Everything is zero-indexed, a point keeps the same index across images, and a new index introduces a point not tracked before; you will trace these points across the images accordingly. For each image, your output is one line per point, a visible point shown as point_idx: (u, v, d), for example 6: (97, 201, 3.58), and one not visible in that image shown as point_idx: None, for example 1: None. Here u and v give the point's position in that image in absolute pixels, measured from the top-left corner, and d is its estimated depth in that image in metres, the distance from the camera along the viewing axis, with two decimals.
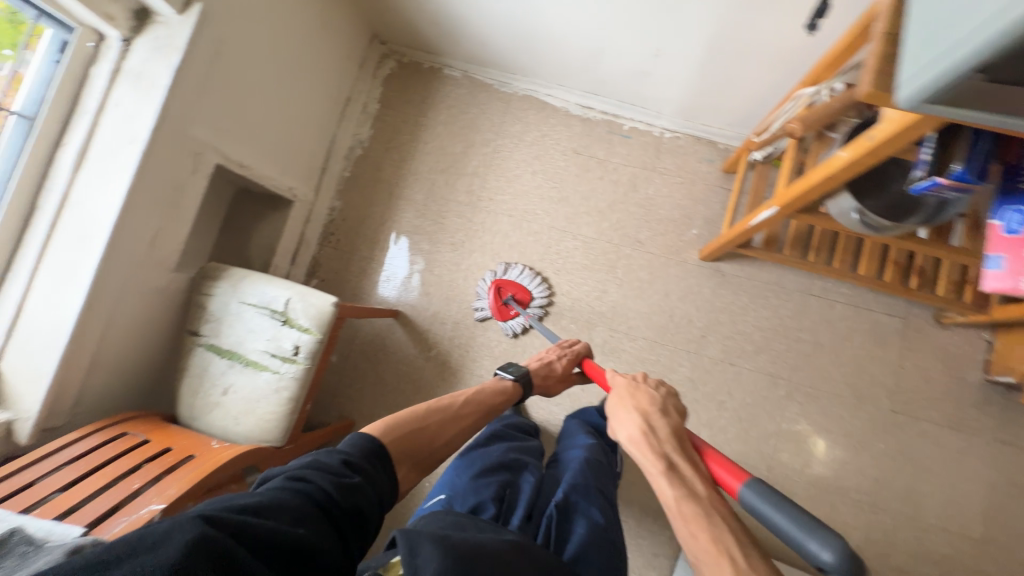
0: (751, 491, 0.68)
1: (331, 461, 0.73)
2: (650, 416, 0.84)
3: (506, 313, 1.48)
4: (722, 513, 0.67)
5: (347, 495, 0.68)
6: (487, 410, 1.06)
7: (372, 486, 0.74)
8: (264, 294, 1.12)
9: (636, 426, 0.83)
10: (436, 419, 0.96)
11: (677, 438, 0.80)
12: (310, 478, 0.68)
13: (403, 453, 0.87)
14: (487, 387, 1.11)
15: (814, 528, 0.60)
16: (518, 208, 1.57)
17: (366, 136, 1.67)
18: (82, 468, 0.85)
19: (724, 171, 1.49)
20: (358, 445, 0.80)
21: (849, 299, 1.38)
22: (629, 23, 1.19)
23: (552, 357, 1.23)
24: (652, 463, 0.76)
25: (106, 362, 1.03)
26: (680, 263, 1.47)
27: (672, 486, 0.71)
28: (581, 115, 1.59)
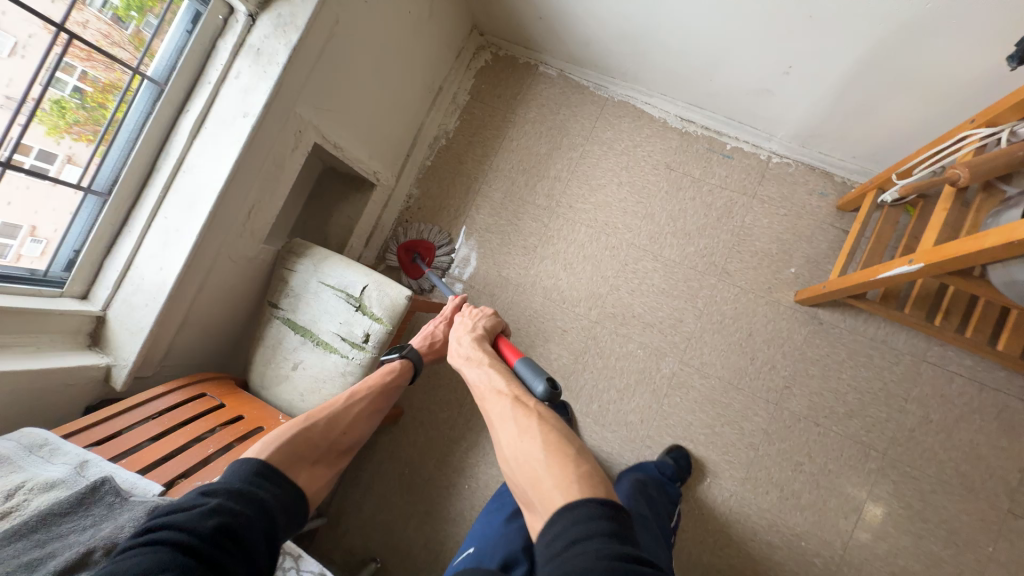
0: (517, 360, 0.91)
1: (186, 497, 0.66)
2: (462, 326, 1.07)
3: (417, 271, 1.54)
4: (495, 368, 0.89)
5: (209, 523, 0.62)
6: (381, 394, 0.99)
7: (250, 508, 0.68)
8: (342, 276, 1.13)
9: (454, 336, 1.05)
10: (324, 420, 0.90)
11: (476, 334, 1.02)
12: (163, 523, 0.61)
13: (292, 457, 0.81)
14: (374, 375, 1.02)
15: (541, 374, 0.85)
16: (599, 219, 1.49)
17: (452, 127, 1.66)
18: (165, 424, 0.90)
19: (838, 208, 1.33)
20: (232, 471, 0.74)
21: (974, 375, 1.20)
22: (763, 32, 1.07)
23: (433, 328, 1.15)
24: (455, 356, 0.99)
25: (193, 323, 1.07)
26: (771, 303, 1.34)
27: (469, 365, 0.94)
28: (680, 128, 1.48)
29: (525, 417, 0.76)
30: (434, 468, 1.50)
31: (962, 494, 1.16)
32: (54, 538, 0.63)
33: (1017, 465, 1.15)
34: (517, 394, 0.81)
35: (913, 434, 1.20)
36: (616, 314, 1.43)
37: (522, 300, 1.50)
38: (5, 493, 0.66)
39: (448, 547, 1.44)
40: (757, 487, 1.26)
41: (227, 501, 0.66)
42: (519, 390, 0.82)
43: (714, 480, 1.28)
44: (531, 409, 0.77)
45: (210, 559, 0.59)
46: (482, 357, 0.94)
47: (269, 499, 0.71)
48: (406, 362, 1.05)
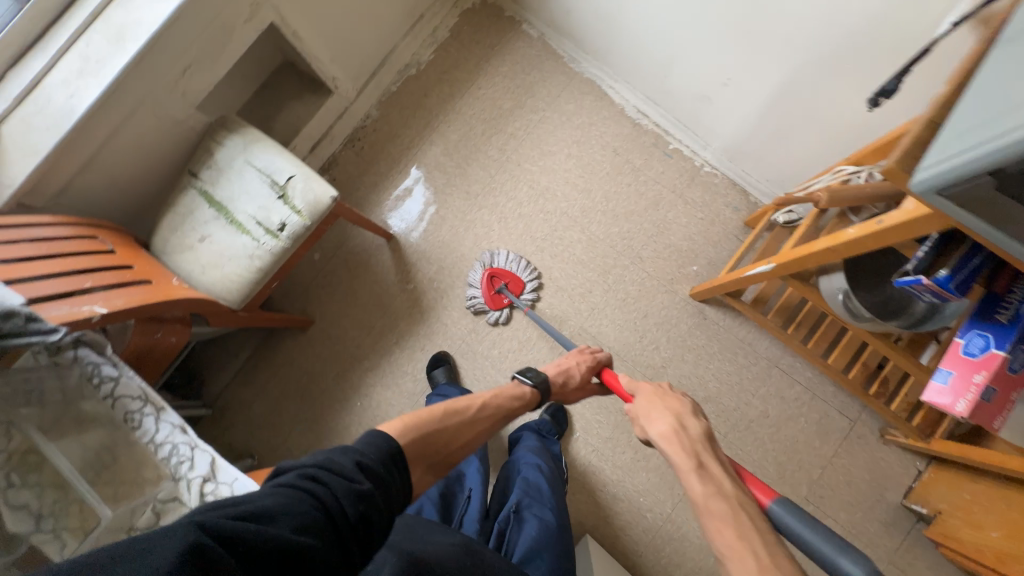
0: (779, 506, 0.72)
1: (346, 463, 0.65)
2: (686, 420, 0.85)
3: (500, 302, 1.48)
4: (752, 515, 0.68)
5: (358, 509, 0.61)
6: (498, 417, 0.99)
7: (387, 499, 0.66)
8: (271, 163, 1.13)
9: (667, 425, 0.83)
10: (453, 423, 0.90)
11: (708, 441, 0.81)
12: (323, 483, 0.62)
13: (421, 454, 0.82)
14: (505, 392, 1.04)
15: (842, 548, 0.66)
16: (541, 183, 1.57)
17: (425, 59, 1.66)
18: (39, 250, 0.86)
19: (745, 223, 1.49)
20: (377, 446, 0.70)
21: (810, 385, 1.41)
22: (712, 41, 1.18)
23: (573, 363, 1.20)
24: (681, 458, 0.77)
25: (99, 167, 1.04)
26: (669, 292, 1.49)
27: (701, 483, 0.72)
28: (633, 118, 1.58)
29: None
30: (332, 381, 1.53)
31: (775, 478, 1.37)
32: None
33: (821, 462, 1.38)
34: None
35: (751, 423, 1.40)
36: (535, 274, 1.52)
37: (453, 242, 1.57)
38: None
39: None
40: (616, 446, 1.42)
41: (374, 489, 0.65)
42: None
43: (581, 434, 1.44)
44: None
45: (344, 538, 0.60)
46: (723, 482, 0.73)
47: (400, 496, 0.69)
48: (533, 395, 1.08)
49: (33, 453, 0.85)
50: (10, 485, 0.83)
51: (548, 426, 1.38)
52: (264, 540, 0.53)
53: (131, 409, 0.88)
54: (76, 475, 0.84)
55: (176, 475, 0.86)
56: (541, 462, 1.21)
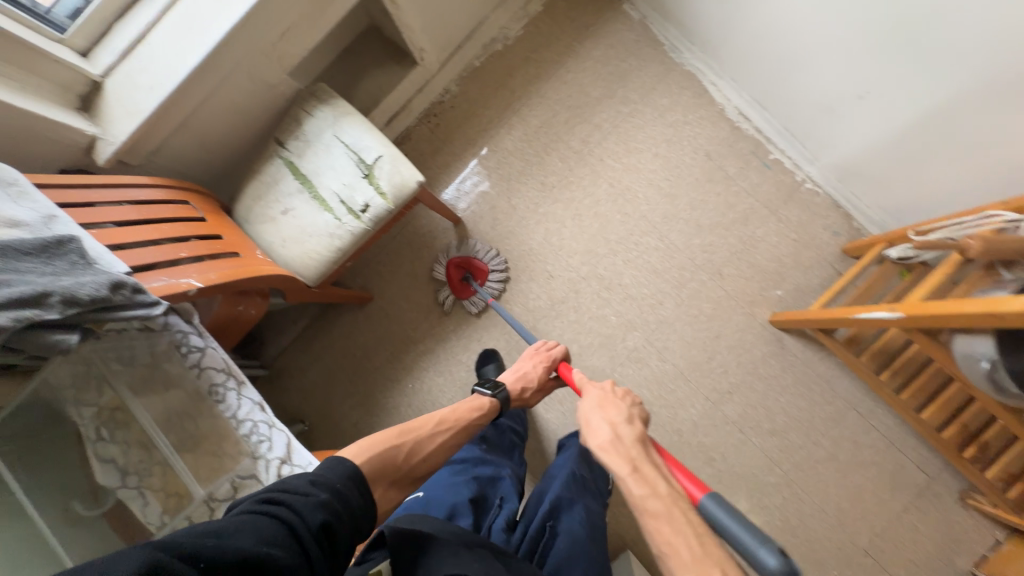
0: (710, 498, 0.72)
1: (300, 482, 0.68)
2: (619, 426, 0.86)
3: (466, 291, 1.48)
4: (683, 511, 0.70)
5: (318, 517, 0.64)
6: (458, 432, 0.98)
7: (348, 512, 0.69)
8: (359, 139, 1.08)
9: (603, 432, 0.85)
10: (410, 442, 0.90)
11: (641, 443, 0.82)
12: (282, 501, 0.64)
13: (380, 471, 0.83)
14: (463, 406, 1.03)
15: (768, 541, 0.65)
16: (622, 182, 1.48)
17: (513, 34, 1.56)
18: (140, 214, 0.85)
19: (843, 251, 1.36)
20: (331, 468, 0.73)
21: (888, 433, 1.31)
22: (849, 46, 1.05)
23: (528, 365, 1.18)
24: (616, 464, 0.78)
25: (193, 129, 1.02)
26: (746, 315, 1.39)
27: (638, 485, 0.74)
28: (734, 120, 1.46)
29: None
30: (386, 360, 1.53)
31: (834, 525, 1.29)
32: (13, 272, 0.61)
33: (888, 516, 1.28)
34: (726, 568, 0.62)
35: (816, 464, 1.31)
36: (604, 277, 1.45)
37: (521, 234, 1.50)
38: None
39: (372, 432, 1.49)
40: None
41: (333, 500, 0.68)
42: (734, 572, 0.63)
43: None
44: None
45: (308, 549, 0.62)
46: (657, 481, 0.75)
47: (361, 505, 0.72)
48: (493, 404, 1.06)
49: (120, 410, 0.86)
50: (99, 439, 0.85)
51: None
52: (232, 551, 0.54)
53: (215, 382, 0.88)
54: (156, 430, 0.86)
55: (255, 454, 0.86)
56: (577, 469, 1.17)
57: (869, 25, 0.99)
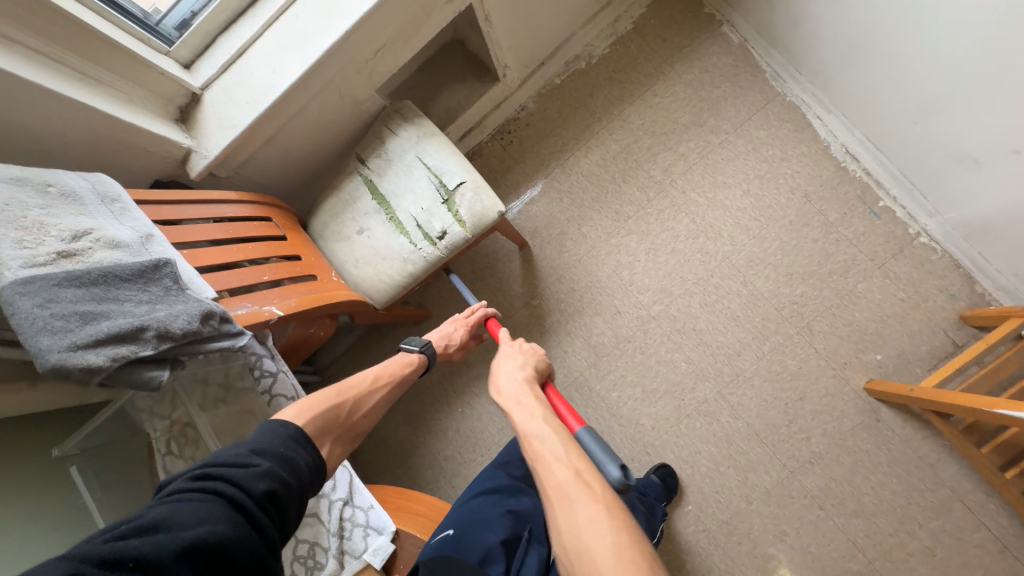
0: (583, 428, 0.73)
1: (238, 451, 0.59)
2: (515, 371, 0.85)
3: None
4: (555, 425, 0.69)
5: (262, 485, 0.56)
6: (393, 388, 0.88)
7: (295, 478, 0.61)
8: (442, 162, 1.04)
9: (504, 376, 0.84)
10: (351, 398, 0.80)
11: (531, 382, 0.82)
12: (217, 475, 0.55)
13: (324, 427, 0.72)
14: (392, 362, 0.93)
15: (613, 455, 0.68)
16: (705, 219, 1.37)
17: (599, 52, 1.48)
18: (228, 232, 0.84)
19: (961, 317, 1.20)
20: (270, 433, 0.64)
21: (1002, 534, 1.13)
22: (1007, 92, 0.90)
23: (453, 328, 1.09)
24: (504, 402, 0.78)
25: (278, 143, 1.00)
26: (836, 377, 1.25)
27: (519, 412, 0.74)
28: (840, 160, 1.32)
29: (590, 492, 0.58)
30: (437, 381, 1.48)
31: None
32: (111, 300, 0.59)
33: None
34: (580, 462, 0.62)
35: (910, 557, 1.15)
36: (677, 319, 1.35)
37: (590, 263, 1.42)
38: (71, 235, 0.61)
39: (415, 453, 1.45)
40: (732, 534, 1.23)
41: (275, 465, 0.60)
42: (584, 460, 0.63)
43: (692, 508, 1.26)
44: (596, 488, 0.58)
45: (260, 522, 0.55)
46: (536, 407, 0.74)
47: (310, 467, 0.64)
48: (424, 360, 0.98)
49: (190, 428, 0.84)
50: (168, 453, 0.83)
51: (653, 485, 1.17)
52: (165, 543, 0.47)
53: None
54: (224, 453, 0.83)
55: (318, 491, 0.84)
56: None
57: None
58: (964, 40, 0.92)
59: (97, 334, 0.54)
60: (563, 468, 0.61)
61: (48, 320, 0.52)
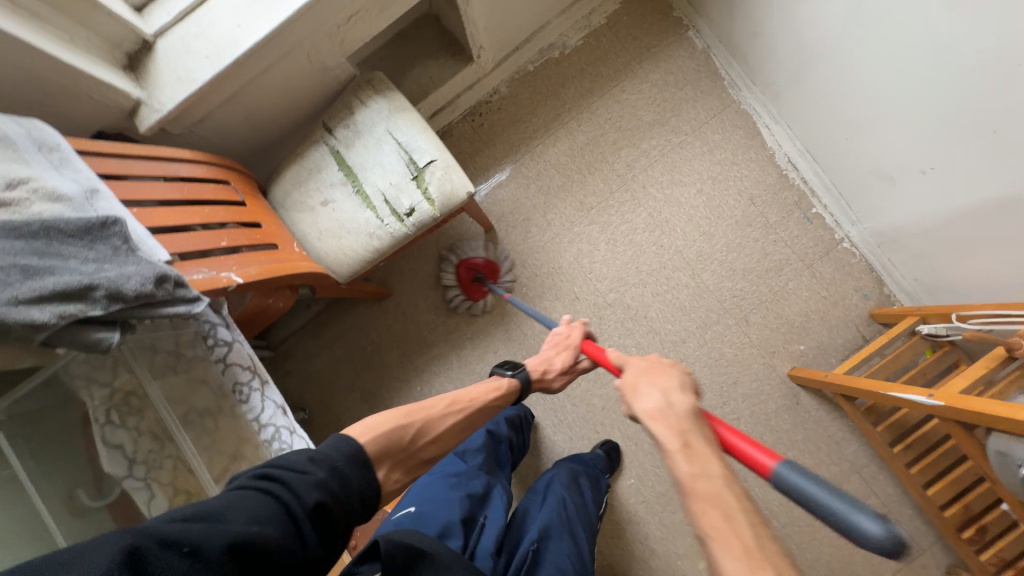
0: (785, 466, 0.58)
1: (299, 457, 0.58)
2: (676, 395, 0.65)
3: (479, 292, 1.45)
4: (744, 503, 0.53)
5: (313, 498, 0.54)
6: (468, 415, 0.83)
7: (348, 493, 0.58)
8: (413, 139, 1.03)
9: (655, 395, 0.66)
10: (422, 422, 0.75)
11: (694, 415, 0.63)
12: (276, 477, 0.55)
13: (383, 450, 0.67)
14: (480, 389, 0.88)
15: (867, 518, 0.50)
16: (661, 214, 1.45)
17: (573, 43, 1.51)
18: (181, 193, 0.80)
19: (871, 315, 1.37)
20: (336, 445, 0.62)
21: (887, 501, 1.32)
22: (910, 118, 1.03)
23: (551, 351, 1.02)
24: (665, 437, 0.60)
25: (238, 104, 0.95)
26: (765, 364, 1.39)
27: (688, 464, 0.57)
28: (782, 167, 1.44)
29: None
30: (397, 360, 1.48)
31: None
32: (53, 257, 0.56)
33: None
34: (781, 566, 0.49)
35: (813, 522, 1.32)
36: (630, 307, 1.43)
37: (553, 250, 1.47)
38: (4, 183, 0.57)
39: None
40: (667, 504, 1.35)
41: (332, 478, 0.57)
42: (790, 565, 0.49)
43: (634, 481, 1.36)
44: None
45: (303, 533, 0.53)
46: (712, 462, 0.57)
47: (366, 485, 0.61)
48: (513, 386, 0.92)
49: (135, 396, 0.82)
50: (107, 423, 0.80)
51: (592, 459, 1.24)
52: (215, 536, 0.47)
53: (239, 381, 0.85)
54: (178, 427, 0.84)
55: None
56: (570, 496, 0.96)
57: (942, 116, 0.97)
58: (882, 69, 1.04)
59: (37, 291, 0.52)
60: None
61: None
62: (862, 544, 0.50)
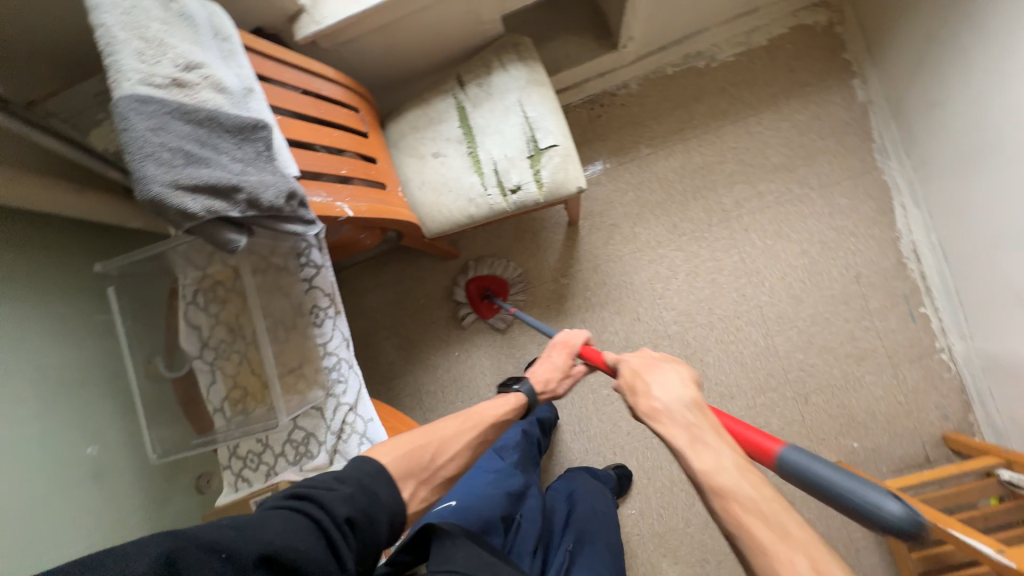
0: (787, 450, 0.55)
1: (324, 477, 0.61)
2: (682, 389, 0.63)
3: (490, 310, 1.44)
4: (764, 493, 0.51)
5: (343, 512, 0.57)
6: (484, 432, 0.77)
7: (376, 508, 0.61)
8: (540, 116, 0.99)
9: (661, 393, 0.64)
10: (436, 442, 0.72)
11: (698, 404, 0.61)
12: (308, 494, 0.58)
13: (407, 470, 0.67)
14: (496, 403, 0.83)
15: (877, 495, 0.47)
16: (755, 262, 1.37)
17: (723, 57, 1.40)
18: (318, 111, 0.81)
19: (944, 437, 1.26)
20: (358, 464, 0.64)
21: None
22: None
23: (548, 354, 0.94)
24: (672, 432, 0.59)
25: (387, 35, 0.94)
26: (809, 448, 1.31)
27: (701, 458, 0.55)
28: (904, 254, 1.32)
29: None
30: (444, 320, 1.50)
31: None
32: (210, 148, 0.57)
33: None
34: (811, 554, 0.46)
35: None
36: (689, 345, 1.37)
37: (629, 264, 1.42)
38: (184, 64, 0.57)
39: (402, 378, 1.49)
40: (661, 546, 1.33)
41: (361, 495, 0.60)
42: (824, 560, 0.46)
43: (635, 512, 1.35)
44: None
45: (334, 546, 0.55)
46: (723, 451, 0.55)
47: (395, 500, 0.63)
48: (519, 399, 0.84)
49: (222, 287, 0.85)
50: (193, 303, 0.84)
51: (607, 475, 1.25)
52: (253, 545, 0.50)
53: (317, 305, 0.87)
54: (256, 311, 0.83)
55: (329, 390, 0.86)
56: (596, 502, 0.97)
57: None
58: None
59: (195, 181, 0.53)
60: (796, 557, 0.46)
61: (156, 150, 0.51)
62: (882, 528, 0.47)
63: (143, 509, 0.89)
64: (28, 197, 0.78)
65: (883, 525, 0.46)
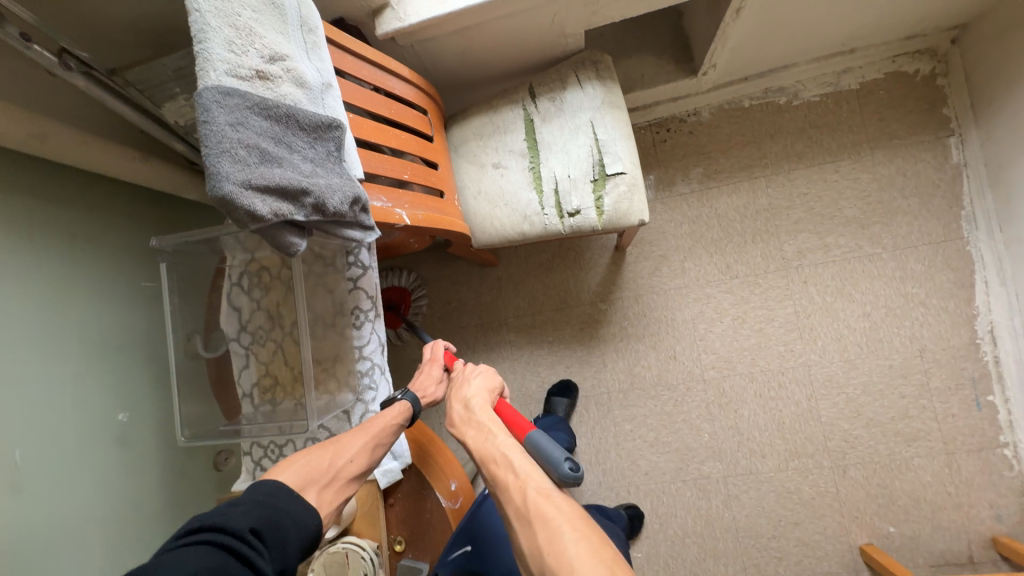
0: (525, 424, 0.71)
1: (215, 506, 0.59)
2: (467, 386, 0.79)
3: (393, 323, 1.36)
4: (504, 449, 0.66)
5: (247, 526, 0.57)
6: (377, 435, 0.75)
7: (284, 518, 0.61)
8: (611, 140, 0.95)
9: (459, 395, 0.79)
10: (322, 454, 0.71)
11: (483, 396, 0.76)
12: (203, 525, 0.56)
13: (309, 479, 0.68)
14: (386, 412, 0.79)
15: (559, 449, 0.64)
16: (810, 317, 1.28)
17: (808, 96, 1.31)
18: (389, 112, 0.79)
19: (993, 540, 1.16)
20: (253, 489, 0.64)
21: None
22: None
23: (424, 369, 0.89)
24: (457, 424, 0.74)
25: (466, 38, 0.91)
26: (840, 524, 1.22)
27: (473, 436, 0.70)
28: (978, 334, 1.21)
29: (540, 517, 0.58)
30: (473, 327, 1.47)
31: None
32: (283, 145, 0.55)
33: None
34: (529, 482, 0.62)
35: None
36: (725, 394, 1.30)
37: (673, 299, 1.35)
38: (269, 55, 0.56)
39: None
40: None
41: (262, 510, 0.60)
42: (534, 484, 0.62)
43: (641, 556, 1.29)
44: (557, 508, 0.58)
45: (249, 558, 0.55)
46: (487, 424, 0.71)
47: (304, 507, 0.64)
48: (403, 407, 0.79)
49: (267, 273, 0.84)
50: (237, 284, 0.83)
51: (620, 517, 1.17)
52: None
53: (360, 307, 0.86)
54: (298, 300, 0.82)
55: (358, 394, 0.86)
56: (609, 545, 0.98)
57: None
58: None
59: (268, 180, 0.51)
60: (528, 488, 0.61)
61: (233, 146, 0.50)
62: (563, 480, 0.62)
63: (160, 479, 0.90)
64: (98, 163, 0.79)
65: (562, 477, 0.61)
